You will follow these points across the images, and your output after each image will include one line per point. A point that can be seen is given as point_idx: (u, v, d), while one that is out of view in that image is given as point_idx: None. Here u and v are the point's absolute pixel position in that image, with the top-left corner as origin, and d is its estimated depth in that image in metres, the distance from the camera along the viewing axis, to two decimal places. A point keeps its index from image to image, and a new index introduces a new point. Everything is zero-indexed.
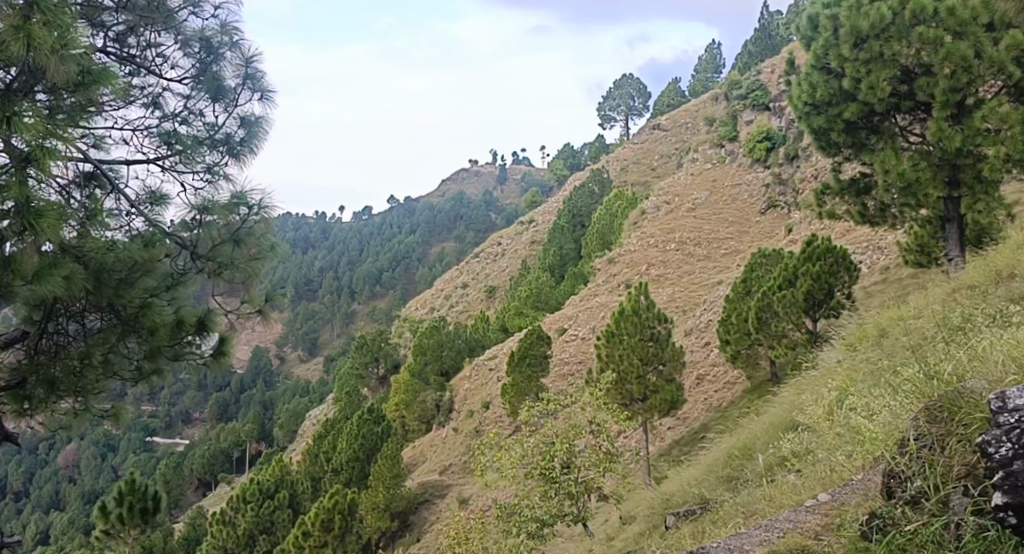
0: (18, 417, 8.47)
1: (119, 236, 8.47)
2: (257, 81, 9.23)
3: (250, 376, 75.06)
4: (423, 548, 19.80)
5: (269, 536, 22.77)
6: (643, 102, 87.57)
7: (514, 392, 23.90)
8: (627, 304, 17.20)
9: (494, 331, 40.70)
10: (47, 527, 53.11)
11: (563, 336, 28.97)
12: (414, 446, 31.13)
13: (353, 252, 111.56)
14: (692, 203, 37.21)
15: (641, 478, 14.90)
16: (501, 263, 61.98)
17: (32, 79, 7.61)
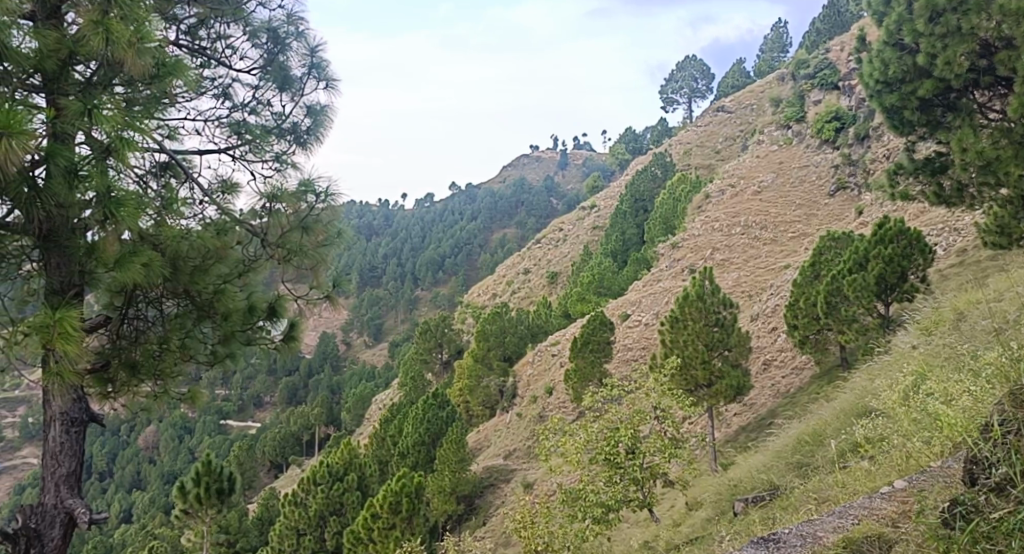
0: (102, 400, 8.78)
1: (193, 225, 8.73)
2: (322, 70, 9.36)
3: (319, 361, 76.32)
4: (489, 532, 19.99)
5: (339, 517, 23.02)
6: (706, 84, 86.19)
7: (577, 377, 23.88)
8: (691, 288, 16.99)
9: (556, 316, 40.77)
10: (130, 505, 54.96)
11: (626, 322, 28.88)
12: (478, 430, 31.43)
13: (417, 238, 112.80)
14: (757, 186, 36.59)
15: (707, 464, 14.82)
16: (563, 249, 62.08)
17: (111, 73, 7.90)
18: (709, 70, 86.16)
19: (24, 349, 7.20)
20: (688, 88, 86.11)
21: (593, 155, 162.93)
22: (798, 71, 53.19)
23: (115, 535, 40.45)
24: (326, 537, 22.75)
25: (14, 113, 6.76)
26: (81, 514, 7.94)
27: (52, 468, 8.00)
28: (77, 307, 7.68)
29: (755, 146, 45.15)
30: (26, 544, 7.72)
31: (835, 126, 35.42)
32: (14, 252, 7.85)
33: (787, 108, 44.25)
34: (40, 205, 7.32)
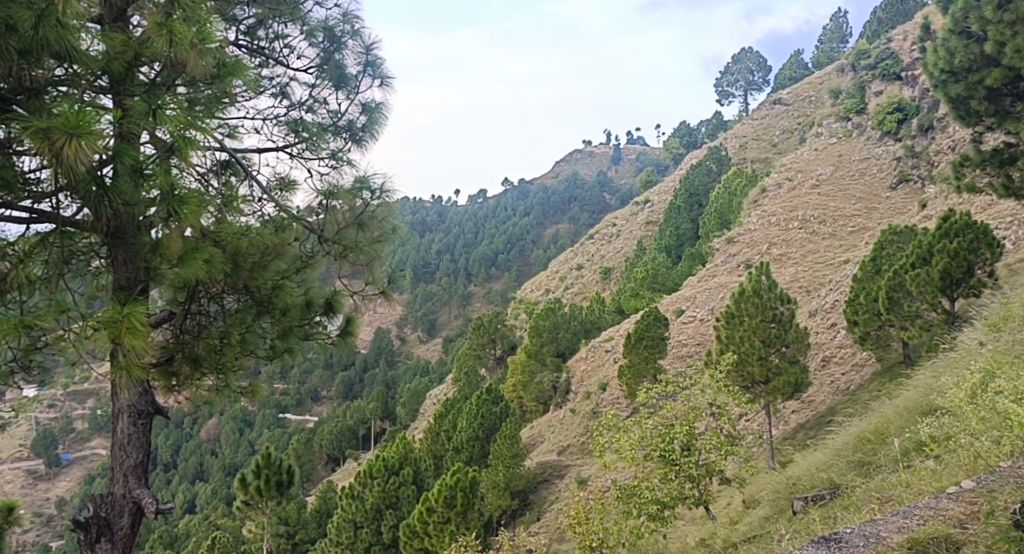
0: (167, 393, 8.97)
1: (252, 221, 8.87)
2: (377, 67, 9.43)
3: (373, 356, 76.82)
4: (544, 527, 19.99)
5: (395, 511, 22.70)
6: (763, 76, 84.99)
7: (631, 373, 23.76)
8: (747, 284, 16.75)
9: (609, 312, 40.60)
10: (193, 496, 56.03)
11: (681, 318, 28.68)
12: (532, 426, 31.52)
13: (470, 233, 113.32)
14: (816, 179, 35.99)
15: (764, 462, 14.63)
16: (616, 245, 61.92)
17: (174, 73, 8.08)
18: (765, 63, 85.02)
19: (93, 343, 7.39)
20: (744, 81, 85.13)
21: (648, 149, 161.48)
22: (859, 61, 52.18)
23: (179, 525, 41.30)
24: (382, 530, 22.51)
25: (84, 113, 6.95)
26: (148, 504, 8.16)
27: (121, 459, 8.21)
28: (143, 303, 7.87)
29: (813, 139, 44.44)
30: (97, 532, 7.96)
31: (898, 117, 34.67)
32: (83, 250, 8.03)
33: (847, 100, 43.45)
34: (108, 204, 7.49)
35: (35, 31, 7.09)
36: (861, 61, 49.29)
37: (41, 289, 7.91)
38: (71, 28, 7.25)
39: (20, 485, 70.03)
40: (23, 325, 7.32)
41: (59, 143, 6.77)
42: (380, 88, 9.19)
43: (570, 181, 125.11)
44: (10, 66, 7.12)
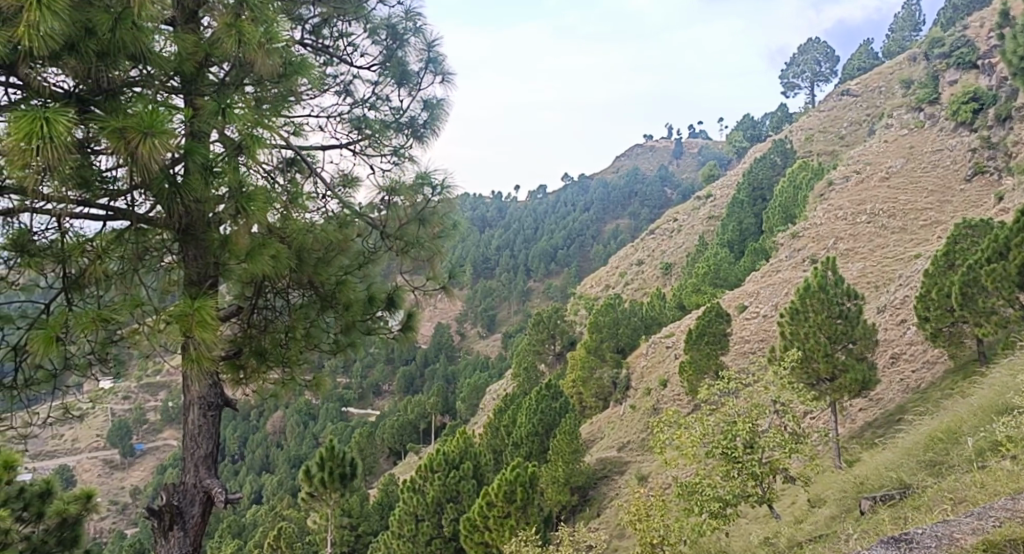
0: (235, 386, 9.15)
1: (317, 218, 8.99)
2: (439, 64, 9.45)
3: (434, 352, 77.39)
4: (604, 523, 19.97)
5: (455, 504, 22.64)
6: (831, 67, 83.47)
7: (692, 369, 23.57)
8: (813, 279, 16.55)
9: (670, 308, 40.35)
10: (260, 487, 57.12)
11: (743, 315, 28.43)
12: (592, 422, 31.55)
13: (529, 228, 113.73)
14: (885, 172, 35.21)
15: (831, 461, 14.38)
16: (678, 240, 61.76)
17: (242, 73, 8.26)
18: (833, 53, 83.48)
19: (166, 336, 7.55)
20: (810, 72, 83.73)
21: (709, 143, 159.15)
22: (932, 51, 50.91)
23: (247, 515, 42.24)
24: (444, 523, 22.43)
25: (157, 113, 7.12)
26: (217, 494, 8.34)
27: (191, 450, 8.41)
28: (213, 296, 8.05)
29: (883, 131, 43.49)
30: (170, 520, 8.18)
31: (973, 107, 33.67)
32: (155, 246, 8.18)
33: (919, 92, 42.42)
34: (180, 200, 7.69)
35: (112, 33, 7.28)
36: (935, 50, 48.03)
37: (115, 282, 7.94)
38: (146, 30, 7.45)
39: (96, 473, 72.54)
40: (101, 318, 7.46)
41: (134, 142, 6.97)
42: (442, 84, 9.22)
43: (630, 177, 126.65)
44: (87, 67, 7.31)
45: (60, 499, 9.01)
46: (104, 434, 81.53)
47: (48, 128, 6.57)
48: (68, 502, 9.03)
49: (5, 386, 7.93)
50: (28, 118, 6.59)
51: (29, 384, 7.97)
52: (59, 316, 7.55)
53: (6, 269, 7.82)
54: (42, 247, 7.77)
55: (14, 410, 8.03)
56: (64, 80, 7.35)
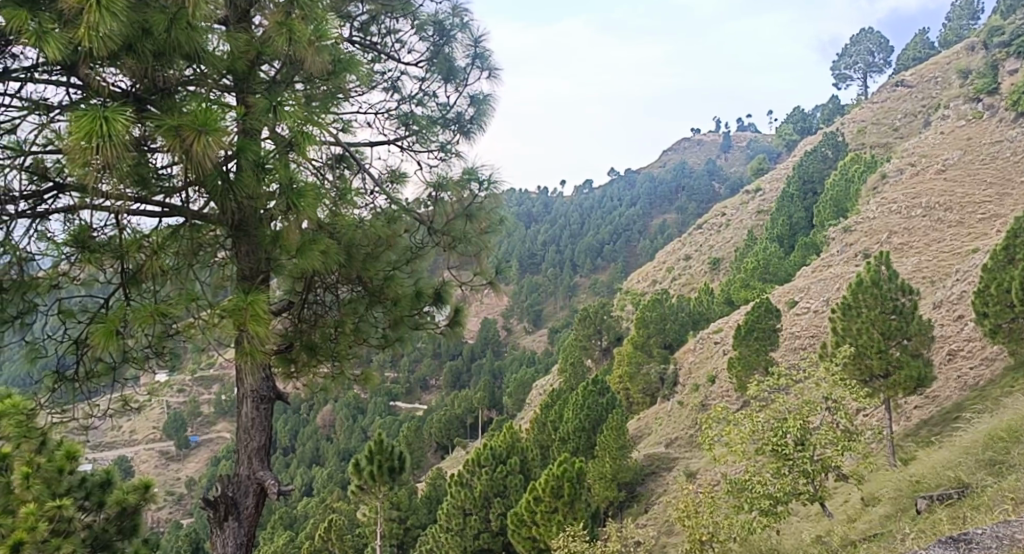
0: (286, 379, 9.27)
1: (365, 214, 9.05)
2: (486, 59, 9.43)
3: (480, 347, 77.68)
4: (652, 520, 19.89)
5: (503, 499, 22.63)
6: (884, 57, 81.96)
7: (741, 366, 23.34)
8: (866, 274, 16.27)
9: (718, 304, 40.04)
10: (310, 480, 57.82)
11: (794, 310, 28.22)
12: (639, 418, 31.48)
13: (574, 224, 113.63)
14: (940, 164, 34.48)
15: (885, 459, 14.18)
16: (726, 235, 61.34)
17: (293, 71, 8.35)
18: (887, 44, 81.95)
19: (220, 331, 7.68)
20: (863, 63, 82.51)
21: (756, 137, 156.94)
22: (991, 40, 49.75)
23: (299, 507, 42.87)
24: (491, 518, 22.41)
25: (211, 111, 7.23)
26: (270, 485, 8.43)
27: (245, 442, 8.54)
28: (265, 291, 8.17)
29: (940, 123, 42.62)
30: (224, 510, 8.32)
31: None
32: (209, 242, 8.29)
33: (977, 82, 41.50)
34: (233, 196, 7.82)
35: (168, 33, 7.41)
36: (994, 39, 46.91)
37: (171, 278, 7.97)
38: (199, 30, 7.56)
39: (153, 464, 74.35)
40: (158, 312, 7.56)
41: (188, 141, 7.09)
42: (489, 79, 9.20)
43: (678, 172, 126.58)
44: (144, 67, 7.44)
45: (120, 488, 9.28)
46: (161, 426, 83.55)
47: (106, 127, 6.70)
48: (127, 491, 9.28)
49: (67, 378, 8.14)
50: (88, 117, 6.73)
51: (90, 376, 8.14)
52: (118, 311, 7.67)
53: (67, 264, 7.90)
54: (101, 243, 7.85)
55: (76, 402, 8.24)
56: (123, 79, 7.51)
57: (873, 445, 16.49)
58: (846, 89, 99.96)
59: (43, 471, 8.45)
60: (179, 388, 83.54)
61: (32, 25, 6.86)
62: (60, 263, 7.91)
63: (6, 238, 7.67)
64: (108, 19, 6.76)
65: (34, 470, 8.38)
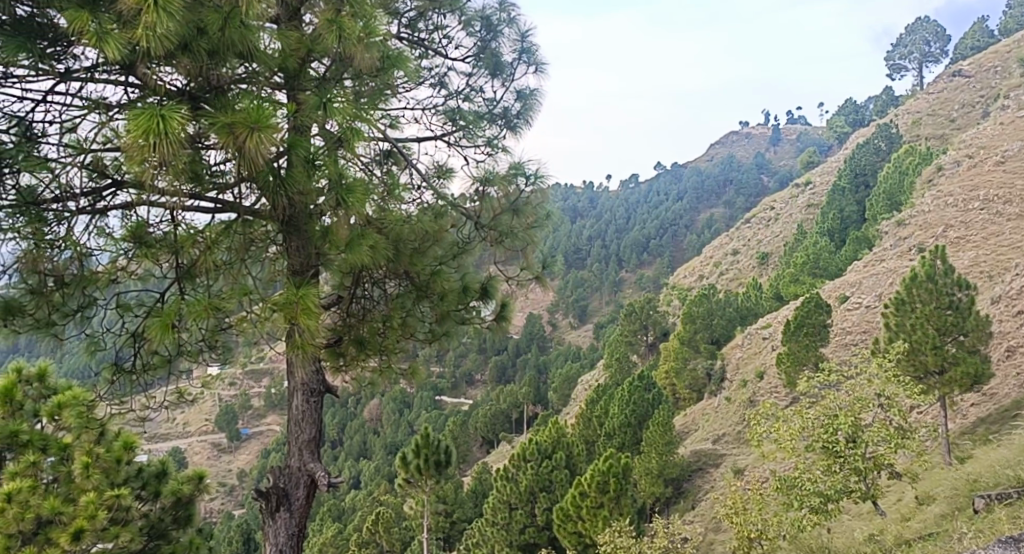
0: (335, 372, 9.40)
1: (412, 209, 9.11)
2: (533, 54, 9.42)
3: (526, 341, 77.62)
4: (700, 516, 19.76)
5: (548, 494, 22.56)
6: (941, 46, 80.20)
7: (790, 361, 23.05)
8: (920, 269, 15.99)
9: (767, 299, 39.61)
10: (358, 473, 58.36)
11: (845, 305, 27.82)
12: (685, 414, 31.34)
13: (619, 219, 113.22)
14: (999, 156, 33.62)
15: (940, 457, 13.93)
16: (776, 229, 60.78)
17: (342, 68, 8.42)
18: (944, 33, 80.13)
19: (272, 325, 7.80)
20: (919, 53, 80.89)
21: (806, 130, 154.59)
22: None
23: (347, 499, 43.37)
24: (537, 513, 22.41)
25: (263, 109, 7.31)
26: (321, 477, 8.49)
27: (296, 434, 8.66)
28: (315, 286, 8.26)
29: (999, 114, 41.59)
30: (276, 501, 8.45)
31: None
32: (260, 237, 8.49)
33: None
34: (284, 192, 7.87)
35: (221, 33, 7.52)
36: None
37: (225, 272, 8.19)
38: (252, 28, 7.68)
39: (206, 456, 75.87)
40: (213, 306, 7.67)
41: (241, 137, 7.16)
42: (536, 73, 9.19)
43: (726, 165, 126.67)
44: (199, 66, 7.56)
45: (175, 479, 9.48)
46: (212, 418, 85.17)
47: (164, 125, 6.79)
48: (182, 482, 9.51)
49: (125, 370, 8.37)
50: (146, 115, 6.83)
51: (147, 368, 8.35)
52: (173, 305, 7.78)
53: (125, 259, 8.11)
54: (157, 239, 8.03)
55: (133, 393, 8.47)
56: (178, 78, 7.64)
57: (929, 442, 16.19)
58: (900, 80, 98.25)
59: (102, 461, 8.63)
60: (231, 382, 85.15)
61: (92, 25, 6.96)
62: (118, 258, 8.13)
63: (67, 233, 7.84)
64: (165, 19, 6.86)
65: (93, 460, 8.54)
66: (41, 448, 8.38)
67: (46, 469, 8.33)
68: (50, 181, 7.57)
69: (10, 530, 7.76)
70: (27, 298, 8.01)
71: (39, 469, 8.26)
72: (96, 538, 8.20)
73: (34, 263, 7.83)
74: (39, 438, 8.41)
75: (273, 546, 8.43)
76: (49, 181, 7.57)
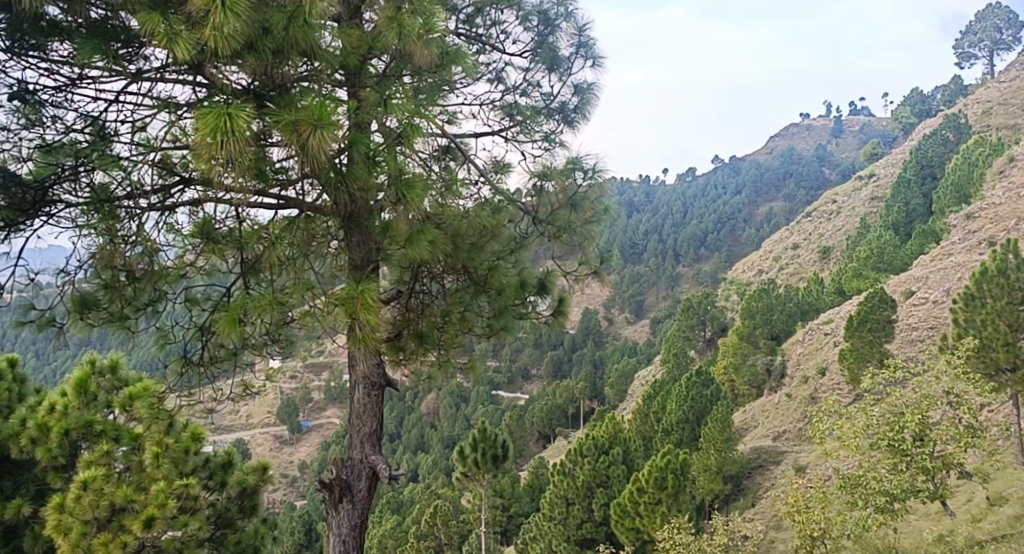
0: (395, 365, 9.46)
1: (470, 204, 9.10)
2: (590, 48, 9.39)
3: (582, 336, 77.19)
4: (761, 514, 19.50)
5: (605, 489, 22.44)
6: (1014, 34, 77.64)
7: (853, 357, 22.71)
8: (990, 263, 15.68)
9: (829, 294, 38.92)
10: (416, 467, 58.81)
11: (910, 300, 27.27)
12: (744, 410, 31.00)
13: (676, 214, 112.31)
14: None
15: (1014, 457, 13.59)
16: (839, 224, 59.93)
17: (401, 64, 8.48)
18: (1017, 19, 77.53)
19: (335, 318, 7.85)
20: (990, 40, 78.56)
21: (871, 122, 151.76)
22: None
23: (406, 491, 43.77)
24: (594, 508, 22.20)
25: (325, 106, 7.38)
26: (382, 470, 8.63)
27: (357, 427, 8.78)
28: (375, 280, 8.33)
29: None
30: (339, 492, 8.59)
31: None
32: (321, 233, 8.54)
33: None
34: (346, 187, 7.88)
35: (286, 31, 7.58)
36: None
37: (289, 266, 8.20)
38: (315, 26, 7.71)
39: (268, 447, 77.38)
40: (277, 300, 7.77)
41: (305, 135, 7.22)
42: (594, 68, 9.15)
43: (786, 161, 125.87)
44: (264, 64, 7.66)
45: (240, 469, 9.70)
46: (273, 411, 86.89)
47: (230, 123, 6.90)
48: (247, 472, 9.72)
49: (193, 362, 8.53)
50: (214, 114, 6.93)
51: (214, 361, 8.55)
52: (239, 300, 7.92)
53: (193, 255, 8.30)
54: (224, 235, 8.22)
55: (201, 385, 8.59)
56: (243, 77, 7.79)
57: (999, 440, 15.78)
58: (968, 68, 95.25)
59: (172, 451, 8.81)
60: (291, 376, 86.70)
61: (163, 27, 7.10)
62: (186, 254, 8.29)
63: (139, 229, 8.00)
64: (232, 19, 6.94)
65: (164, 450, 8.67)
66: (114, 438, 8.69)
67: (118, 459, 8.58)
68: (122, 178, 7.76)
69: (86, 516, 8.04)
70: (101, 292, 8.23)
71: (112, 458, 8.51)
72: (165, 526, 8.37)
73: (108, 259, 7.98)
74: (112, 429, 8.73)
75: (337, 537, 8.58)
76: (121, 179, 7.76)
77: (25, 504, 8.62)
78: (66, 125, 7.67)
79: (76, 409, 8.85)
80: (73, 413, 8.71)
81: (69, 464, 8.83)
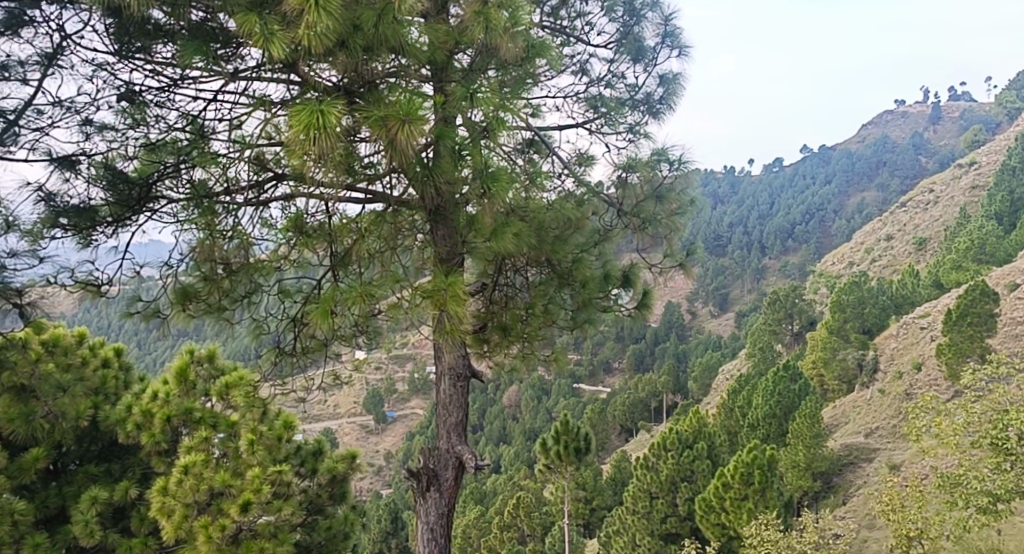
0: (479, 356, 9.55)
1: (553, 197, 9.07)
2: (676, 37, 9.28)
3: (664, 330, 76.31)
4: (853, 512, 19.01)
5: (689, 484, 22.10)
6: None
7: (952, 352, 21.98)
8: None
9: (924, 287, 37.64)
10: (498, 458, 59.34)
11: (1014, 293, 26.15)
12: (834, 406, 30.29)
13: (765, 207, 110.97)
14: None
15: None
16: (937, 214, 58.07)
17: (488, 57, 8.51)
18: None
19: (422, 311, 7.97)
20: None
21: (967, 108, 145.50)
22: None
23: (489, 483, 44.07)
24: (679, 502, 21.96)
25: (413, 101, 7.44)
26: (468, 459, 8.69)
27: (443, 417, 8.89)
28: (461, 274, 8.36)
29: None
30: (427, 481, 8.73)
31: None
32: (407, 226, 8.60)
33: None
34: (432, 182, 7.96)
35: (375, 28, 7.60)
36: None
37: (376, 259, 8.29)
38: (404, 23, 7.76)
39: (355, 437, 78.94)
40: (366, 293, 7.79)
41: (393, 130, 7.30)
42: (680, 57, 9.03)
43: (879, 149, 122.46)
44: (354, 62, 7.71)
45: (331, 457, 9.95)
46: (360, 402, 89.05)
47: (322, 120, 6.99)
48: (336, 460, 9.97)
49: (285, 353, 8.76)
50: (307, 111, 7.05)
51: (305, 351, 8.77)
52: (329, 292, 8.04)
53: (287, 248, 8.39)
54: (314, 228, 8.26)
55: (293, 374, 8.87)
56: (333, 74, 7.91)
57: None
58: None
59: (265, 438, 9.11)
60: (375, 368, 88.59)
61: (259, 27, 7.22)
62: (279, 247, 8.42)
63: (235, 224, 8.28)
64: (325, 17, 7.02)
65: (257, 438, 8.93)
66: (212, 425, 9.02)
67: (216, 445, 8.88)
68: (220, 175, 7.99)
69: (188, 499, 8.36)
70: (201, 284, 8.53)
71: (210, 444, 8.81)
72: (261, 511, 8.54)
73: (207, 252, 8.30)
74: (210, 416, 9.07)
75: (425, 525, 8.72)
76: (218, 176, 7.98)
77: (132, 487, 9.10)
78: (168, 124, 7.88)
79: (176, 395, 9.24)
80: (174, 400, 9.16)
81: (171, 450, 9.29)
